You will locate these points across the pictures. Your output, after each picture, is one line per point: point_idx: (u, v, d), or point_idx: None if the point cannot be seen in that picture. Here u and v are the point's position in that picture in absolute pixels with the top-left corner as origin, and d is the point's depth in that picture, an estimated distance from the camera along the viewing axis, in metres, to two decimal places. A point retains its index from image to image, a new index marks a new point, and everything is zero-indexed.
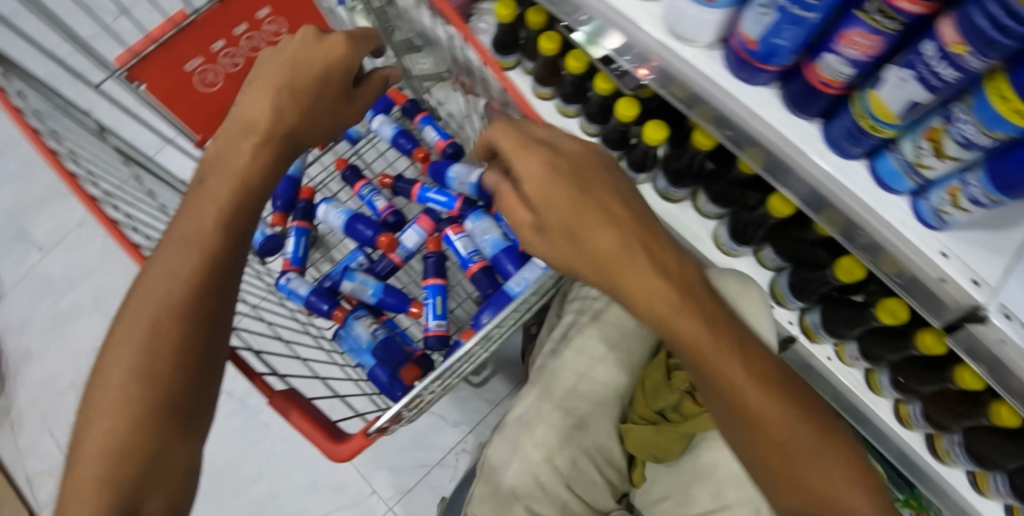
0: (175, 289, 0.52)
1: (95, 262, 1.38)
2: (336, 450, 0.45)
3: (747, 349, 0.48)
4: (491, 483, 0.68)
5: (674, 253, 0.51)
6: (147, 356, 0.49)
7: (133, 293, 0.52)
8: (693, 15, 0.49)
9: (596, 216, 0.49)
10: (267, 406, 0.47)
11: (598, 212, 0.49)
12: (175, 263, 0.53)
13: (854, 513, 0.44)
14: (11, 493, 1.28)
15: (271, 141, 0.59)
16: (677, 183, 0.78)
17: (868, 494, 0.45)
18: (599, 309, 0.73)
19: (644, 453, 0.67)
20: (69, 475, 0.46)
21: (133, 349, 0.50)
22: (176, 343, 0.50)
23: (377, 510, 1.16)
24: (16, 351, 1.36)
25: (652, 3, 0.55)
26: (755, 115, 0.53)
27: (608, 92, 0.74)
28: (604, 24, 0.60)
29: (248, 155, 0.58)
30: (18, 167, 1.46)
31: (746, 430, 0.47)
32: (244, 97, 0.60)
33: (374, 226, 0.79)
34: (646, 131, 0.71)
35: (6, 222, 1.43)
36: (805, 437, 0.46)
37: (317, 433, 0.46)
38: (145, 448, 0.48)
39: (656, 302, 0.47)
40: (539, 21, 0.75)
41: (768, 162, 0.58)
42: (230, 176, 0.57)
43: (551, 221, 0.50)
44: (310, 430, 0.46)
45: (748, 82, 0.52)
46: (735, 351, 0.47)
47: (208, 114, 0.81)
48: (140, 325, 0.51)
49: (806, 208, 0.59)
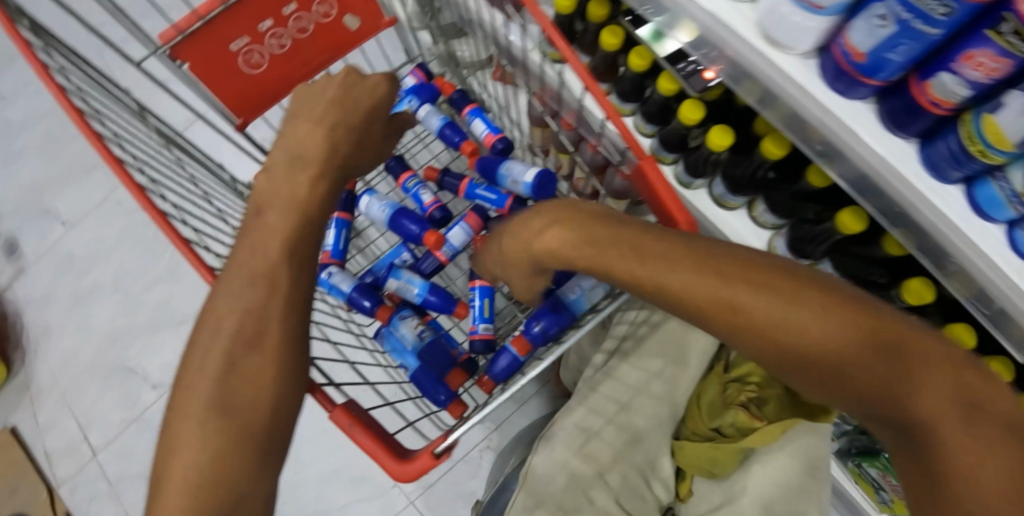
0: (252, 295, 0.49)
1: (118, 240, 1.36)
2: (400, 470, 0.45)
3: (785, 293, 0.46)
4: (537, 492, 0.68)
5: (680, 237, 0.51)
6: (238, 383, 0.47)
7: (206, 315, 0.50)
8: (797, 22, 0.45)
9: (603, 240, 0.53)
10: (329, 420, 0.47)
11: (605, 235, 0.53)
12: (250, 265, 0.51)
13: (940, 438, 0.39)
14: (31, 468, 1.27)
15: (327, 174, 0.56)
16: (735, 190, 0.73)
17: (956, 413, 0.39)
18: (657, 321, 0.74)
19: (697, 467, 0.68)
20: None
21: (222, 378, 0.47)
22: (259, 355, 0.48)
23: (398, 504, 1.13)
24: (37, 326, 1.35)
25: (745, 4, 0.52)
26: (847, 129, 0.50)
27: (671, 93, 0.69)
28: (679, 18, 0.56)
29: (306, 187, 0.54)
30: (44, 140, 1.44)
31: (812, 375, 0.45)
32: (305, 89, 0.57)
33: (421, 223, 0.76)
34: (711, 136, 0.68)
35: (30, 195, 1.42)
36: (865, 364, 0.42)
37: (383, 450, 0.46)
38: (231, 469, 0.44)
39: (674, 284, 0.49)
40: (601, 14, 0.71)
41: (853, 177, 0.55)
42: (290, 209, 0.53)
43: (571, 257, 0.54)
44: (372, 449, 0.46)
45: (844, 94, 0.49)
46: (768, 301, 0.46)
47: (248, 95, 0.75)
48: (221, 340, 0.48)
49: (883, 219, 0.56)
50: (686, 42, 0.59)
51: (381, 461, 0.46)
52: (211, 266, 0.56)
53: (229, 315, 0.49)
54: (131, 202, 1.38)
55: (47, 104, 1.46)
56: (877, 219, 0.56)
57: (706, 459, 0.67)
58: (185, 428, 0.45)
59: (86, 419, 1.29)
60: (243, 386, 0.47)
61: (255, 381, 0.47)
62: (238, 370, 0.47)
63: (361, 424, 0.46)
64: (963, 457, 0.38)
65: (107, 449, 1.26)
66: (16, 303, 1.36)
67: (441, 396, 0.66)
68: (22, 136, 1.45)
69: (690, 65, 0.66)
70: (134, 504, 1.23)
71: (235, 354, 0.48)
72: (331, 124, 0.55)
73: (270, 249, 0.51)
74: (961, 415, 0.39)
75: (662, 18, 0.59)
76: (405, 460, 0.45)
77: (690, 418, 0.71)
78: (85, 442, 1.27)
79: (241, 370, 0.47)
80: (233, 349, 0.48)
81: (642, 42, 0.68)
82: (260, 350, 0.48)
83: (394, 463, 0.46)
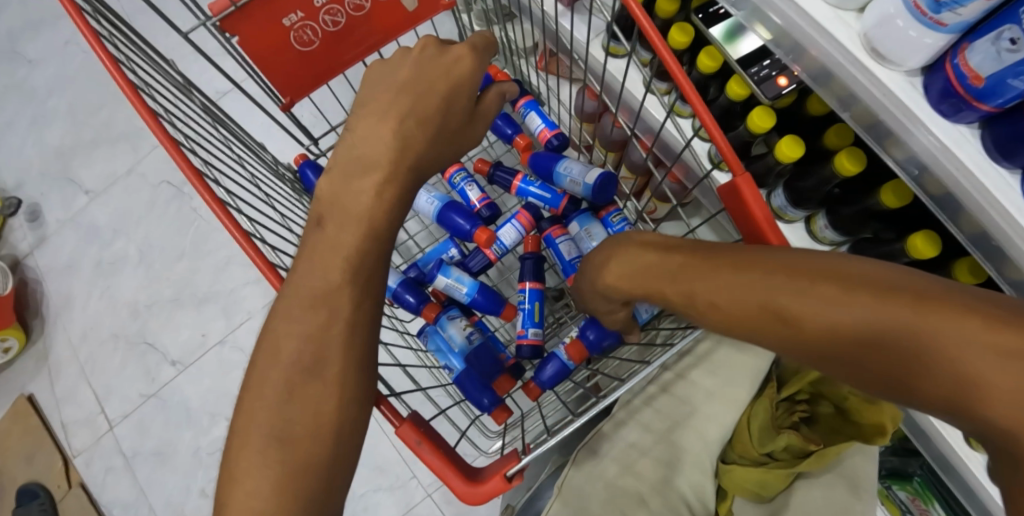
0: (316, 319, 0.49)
1: (142, 212, 1.34)
2: (471, 492, 0.54)
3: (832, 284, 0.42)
4: (574, 504, 0.70)
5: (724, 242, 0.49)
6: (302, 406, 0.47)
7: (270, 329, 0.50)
8: (912, 38, 0.44)
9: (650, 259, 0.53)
10: (397, 434, 0.55)
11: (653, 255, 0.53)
12: (317, 282, 0.50)
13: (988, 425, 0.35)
14: (46, 437, 1.26)
15: (397, 176, 0.53)
16: (797, 203, 0.70)
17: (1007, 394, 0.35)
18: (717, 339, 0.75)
19: (746, 490, 0.70)
20: None
21: (287, 400, 0.47)
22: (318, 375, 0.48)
23: (415, 496, 1.10)
24: (58, 295, 1.33)
25: (847, 12, 0.49)
26: (949, 154, 0.47)
27: (740, 98, 0.65)
28: (772, 14, 0.52)
29: (372, 196, 0.52)
30: (72, 106, 1.42)
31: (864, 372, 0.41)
32: (373, 78, 0.54)
33: (471, 220, 0.77)
34: (780, 146, 0.64)
35: (56, 160, 1.40)
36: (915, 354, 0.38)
37: (453, 474, 0.54)
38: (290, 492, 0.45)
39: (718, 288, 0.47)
40: (670, 9, 0.68)
41: (944, 198, 0.52)
42: (355, 222, 0.51)
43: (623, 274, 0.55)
44: (446, 468, 0.54)
45: (949, 117, 0.47)
46: (809, 298, 0.43)
47: (299, 72, 0.73)
48: (289, 359, 0.48)
49: (971, 246, 0.53)
50: (765, 40, 0.56)
51: (451, 483, 0.54)
52: (282, 274, 0.58)
53: (294, 334, 0.49)
54: (157, 174, 1.35)
55: (75, 69, 1.44)
56: (966, 247, 0.53)
57: (754, 483, 0.70)
58: (253, 447, 0.46)
59: (104, 392, 1.27)
60: (309, 412, 0.47)
61: (321, 406, 0.48)
62: (302, 392, 0.48)
63: (428, 442, 0.54)
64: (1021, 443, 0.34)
65: (124, 422, 1.25)
66: (38, 271, 1.35)
67: (485, 400, 0.70)
68: (50, 101, 1.43)
69: (765, 70, 0.62)
70: (148, 479, 1.22)
71: (300, 376, 0.48)
72: (394, 112, 0.53)
73: (335, 258, 0.51)
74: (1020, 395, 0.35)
75: (744, 14, 0.55)
76: (477, 483, 0.54)
77: (738, 441, 0.72)
78: (102, 415, 1.26)
79: (304, 394, 0.48)
80: (297, 371, 0.48)
81: (713, 41, 0.64)
82: (323, 374, 0.48)
83: (464, 485, 0.54)
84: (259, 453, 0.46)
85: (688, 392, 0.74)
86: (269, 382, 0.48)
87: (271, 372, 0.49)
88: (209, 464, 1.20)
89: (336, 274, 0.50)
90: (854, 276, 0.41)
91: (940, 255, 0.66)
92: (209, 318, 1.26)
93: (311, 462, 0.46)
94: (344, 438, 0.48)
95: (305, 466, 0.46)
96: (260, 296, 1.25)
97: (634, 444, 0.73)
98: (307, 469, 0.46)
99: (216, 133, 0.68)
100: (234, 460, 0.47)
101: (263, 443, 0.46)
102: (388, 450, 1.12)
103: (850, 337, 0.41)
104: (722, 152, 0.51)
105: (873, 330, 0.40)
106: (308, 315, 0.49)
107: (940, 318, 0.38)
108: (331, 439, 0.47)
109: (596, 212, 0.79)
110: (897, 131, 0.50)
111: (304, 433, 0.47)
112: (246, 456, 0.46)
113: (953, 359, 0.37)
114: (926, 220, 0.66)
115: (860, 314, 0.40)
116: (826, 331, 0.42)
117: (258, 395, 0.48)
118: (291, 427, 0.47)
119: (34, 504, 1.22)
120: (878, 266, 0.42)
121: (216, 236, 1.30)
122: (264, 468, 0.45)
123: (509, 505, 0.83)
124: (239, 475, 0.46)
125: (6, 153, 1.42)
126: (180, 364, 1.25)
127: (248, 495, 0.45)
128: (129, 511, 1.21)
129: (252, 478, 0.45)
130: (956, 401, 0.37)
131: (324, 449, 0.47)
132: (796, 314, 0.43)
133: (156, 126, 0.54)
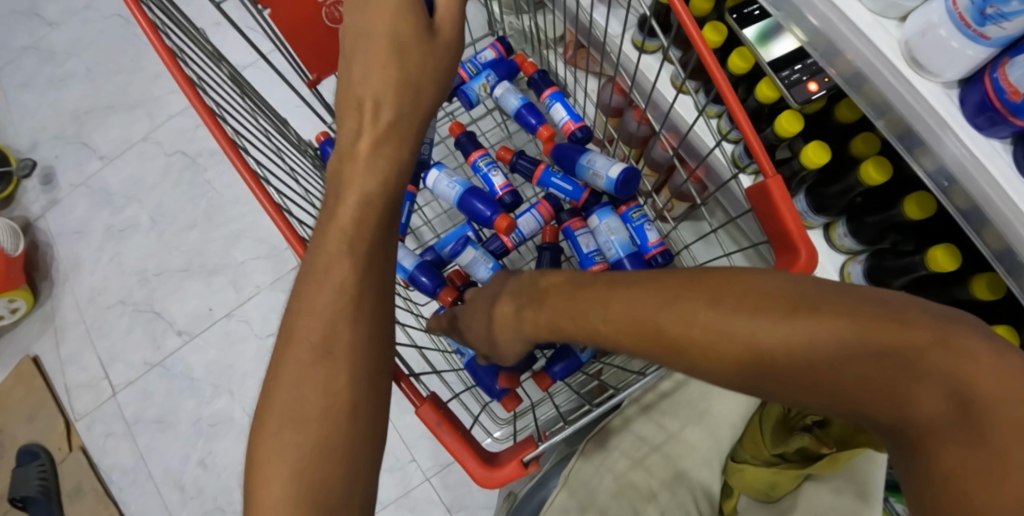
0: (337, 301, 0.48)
1: (156, 180, 1.34)
2: (487, 475, 0.54)
3: (801, 306, 0.39)
4: (580, 496, 0.73)
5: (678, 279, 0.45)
6: (326, 388, 0.46)
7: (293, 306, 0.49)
8: (954, 49, 0.45)
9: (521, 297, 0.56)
10: (417, 414, 0.57)
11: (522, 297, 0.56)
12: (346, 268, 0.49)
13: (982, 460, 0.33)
14: (49, 399, 1.27)
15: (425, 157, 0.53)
16: (819, 210, 0.72)
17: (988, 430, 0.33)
18: None
19: (755, 489, 0.72)
20: (257, 497, 0.44)
21: (308, 381, 0.47)
22: (350, 352, 0.48)
23: (414, 479, 1.11)
24: (67, 258, 1.34)
25: (889, 20, 0.49)
26: (979, 167, 0.48)
27: (770, 101, 0.66)
28: (811, 18, 0.52)
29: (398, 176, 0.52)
30: (90, 69, 1.41)
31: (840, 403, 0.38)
32: None
33: (492, 207, 0.80)
34: (806, 152, 0.64)
35: (71, 123, 1.40)
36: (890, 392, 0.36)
37: (471, 457, 0.55)
38: (320, 466, 0.44)
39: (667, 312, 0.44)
40: (705, 7, 0.68)
41: (973, 214, 0.52)
42: (380, 202, 0.51)
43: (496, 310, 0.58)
44: (465, 452, 0.55)
45: (983, 131, 0.47)
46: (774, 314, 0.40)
47: (327, 46, 0.72)
48: (309, 339, 0.48)
49: (996, 262, 0.53)
50: (800, 42, 0.55)
51: (467, 463, 0.55)
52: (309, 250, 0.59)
53: (317, 311, 0.48)
54: (172, 143, 1.35)
55: (95, 33, 1.43)
56: (991, 262, 0.53)
57: (765, 483, 0.71)
58: (279, 428, 0.45)
59: (108, 357, 1.28)
60: (331, 394, 0.46)
61: (347, 388, 0.47)
62: (327, 372, 0.47)
63: (448, 424, 0.55)
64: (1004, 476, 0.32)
65: (127, 389, 1.26)
66: (47, 233, 1.35)
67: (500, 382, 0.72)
68: (69, 63, 1.43)
69: (795, 74, 0.62)
70: (149, 446, 1.22)
71: (323, 356, 0.47)
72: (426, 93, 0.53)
73: (369, 237, 0.51)
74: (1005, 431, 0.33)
75: (781, 14, 0.55)
76: (494, 467, 0.54)
77: (751, 443, 0.74)
78: (105, 380, 1.27)
79: (329, 375, 0.47)
80: (322, 351, 0.47)
81: (746, 42, 0.64)
82: (351, 354, 0.48)
83: (481, 468, 0.54)
84: (281, 432, 0.45)
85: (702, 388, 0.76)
86: (291, 360, 0.48)
87: (292, 351, 0.48)
88: (210, 435, 1.21)
89: (363, 253, 0.50)
90: (822, 300, 0.39)
91: (959, 270, 0.67)
92: (217, 290, 1.26)
93: (333, 448, 0.45)
94: (368, 424, 0.47)
95: (326, 450, 0.45)
96: (269, 271, 1.26)
97: (645, 438, 0.76)
98: (329, 453, 0.45)
99: (244, 104, 0.68)
100: (259, 439, 0.46)
101: (284, 423, 0.46)
102: (389, 432, 1.13)
103: (749, 363, 0.40)
104: (756, 156, 0.52)
105: (776, 351, 0.39)
106: (325, 296, 0.49)
107: (917, 362, 0.35)
108: (362, 419, 0.47)
109: (617, 206, 0.81)
110: (930, 143, 0.50)
111: (328, 415, 0.46)
112: (268, 433, 0.46)
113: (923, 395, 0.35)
114: (947, 234, 0.67)
115: (817, 343, 0.38)
116: (796, 368, 0.39)
117: (277, 375, 0.48)
118: (313, 409, 0.46)
119: (34, 465, 1.22)
120: (842, 294, 0.39)
121: (228, 209, 1.30)
122: (286, 450, 0.44)
123: (512, 493, 0.85)
124: (261, 456, 0.45)
125: (22, 114, 1.42)
126: (186, 334, 1.26)
127: (268, 474, 0.44)
128: (129, 476, 1.22)
129: (279, 461, 0.44)
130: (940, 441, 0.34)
131: (342, 432, 0.46)
132: (686, 336, 0.43)
133: (193, 95, 0.55)
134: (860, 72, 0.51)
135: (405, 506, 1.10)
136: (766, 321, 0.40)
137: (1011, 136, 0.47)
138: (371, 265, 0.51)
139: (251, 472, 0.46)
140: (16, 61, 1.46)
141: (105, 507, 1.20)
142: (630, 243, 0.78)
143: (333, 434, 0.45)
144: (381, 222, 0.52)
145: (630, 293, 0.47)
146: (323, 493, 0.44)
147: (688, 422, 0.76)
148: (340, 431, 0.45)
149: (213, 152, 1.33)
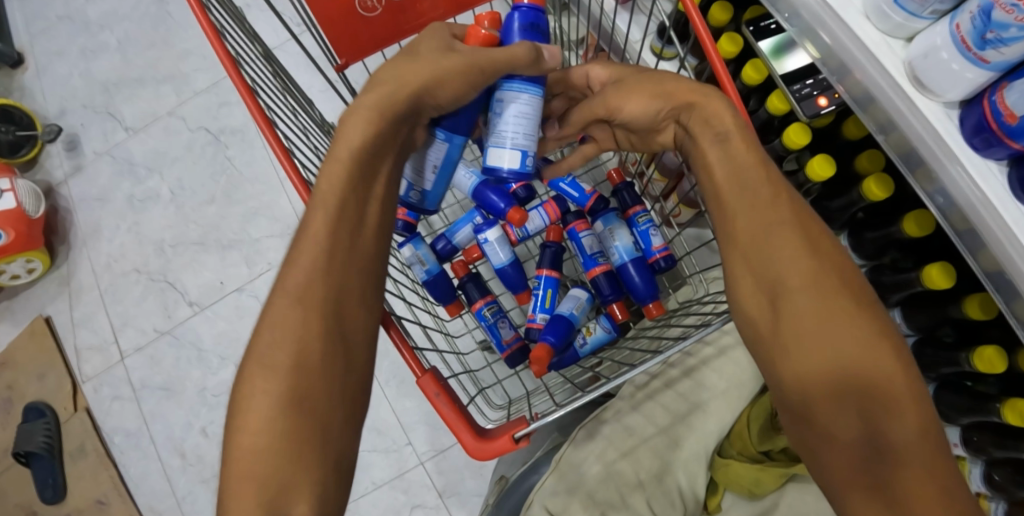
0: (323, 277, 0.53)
1: (179, 152, 1.37)
2: (480, 448, 0.57)
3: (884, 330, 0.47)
4: (568, 480, 0.76)
5: (826, 245, 0.50)
6: (301, 337, 0.51)
7: (285, 269, 0.54)
8: (954, 70, 0.47)
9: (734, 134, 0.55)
10: (418, 384, 0.60)
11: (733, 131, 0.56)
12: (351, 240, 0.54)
13: (907, 480, 0.42)
14: (59, 359, 1.30)
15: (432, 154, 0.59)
16: (821, 224, 0.76)
17: (930, 474, 0.42)
18: (727, 344, 0.80)
19: (739, 485, 0.76)
20: (230, 437, 0.48)
21: (283, 328, 0.51)
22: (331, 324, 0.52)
23: (409, 462, 1.13)
24: (86, 224, 1.37)
25: (897, 41, 0.52)
26: (975, 188, 0.50)
27: (779, 112, 0.67)
28: (823, 29, 0.54)
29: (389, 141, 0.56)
30: (121, 42, 1.45)
31: (848, 390, 0.45)
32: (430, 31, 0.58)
33: (507, 199, 0.83)
34: (812, 164, 0.66)
35: (99, 93, 1.43)
36: (890, 409, 0.44)
37: (466, 431, 0.58)
38: (289, 417, 0.48)
39: (793, 252, 0.49)
40: (722, 18, 0.70)
41: (968, 236, 0.54)
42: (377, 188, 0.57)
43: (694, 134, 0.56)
44: (462, 427, 0.58)
45: (980, 152, 0.50)
46: (863, 313, 0.47)
47: (358, 42, 0.71)
48: (297, 300, 0.52)
49: (989, 283, 0.55)
50: (812, 58, 0.58)
51: (462, 437, 0.58)
52: None
53: (306, 265, 0.53)
54: (195, 118, 1.38)
55: (128, 8, 1.47)
56: (981, 280, 0.55)
57: (749, 480, 0.75)
58: (246, 378, 0.50)
59: (120, 323, 1.31)
60: (305, 343, 0.51)
61: (319, 339, 0.51)
62: (306, 321, 0.51)
63: (446, 395, 0.59)
64: (914, 490, 0.42)
65: (136, 355, 1.29)
66: (69, 199, 1.39)
67: (502, 172, 0.64)
68: (101, 36, 1.47)
69: (806, 88, 0.64)
70: (153, 412, 1.26)
71: (313, 309, 0.52)
72: None
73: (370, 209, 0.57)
74: (937, 482, 0.42)
75: (795, 29, 0.57)
76: (486, 440, 0.57)
77: (738, 438, 0.79)
78: (115, 345, 1.30)
79: (311, 327, 0.51)
80: (297, 298, 0.52)
81: (760, 55, 0.67)
82: (322, 304, 0.52)
83: (474, 441, 0.57)
84: (256, 378, 0.50)
85: (696, 393, 0.79)
86: (264, 317, 0.52)
87: (275, 304, 0.52)
88: (213, 405, 1.24)
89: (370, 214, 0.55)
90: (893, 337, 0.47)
91: (954, 290, 0.69)
92: (231, 264, 1.29)
93: (305, 399, 0.49)
94: (339, 377, 0.52)
95: (293, 404, 0.49)
96: (282, 249, 1.28)
97: (635, 429, 0.78)
98: (297, 406, 0.49)
99: (277, 83, 0.72)
100: (237, 390, 0.50)
101: (258, 368, 0.50)
102: (388, 416, 1.15)
103: (816, 316, 0.47)
104: (761, 164, 0.54)
105: (851, 349, 0.46)
106: (312, 267, 0.53)
107: (919, 413, 0.44)
108: (336, 373, 0.51)
109: (624, 212, 0.84)
110: (932, 165, 0.52)
111: (298, 364, 0.50)
112: (247, 374, 0.50)
113: (905, 427, 0.44)
114: (944, 254, 0.69)
115: (869, 354, 0.45)
116: (846, 345, 0.46)
117: (270, 336, 0.51)
118: (281, 360, 0.50)
119: (39, 422, 1.25)
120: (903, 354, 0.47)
121: (246, 187, 1.33)
122: (257, 396, 0.49)
123: (503, 477, 0.87)
124: (241, 397, 0.49)
125: (52, 81, 1.46)
126: (197, 305, 1.29)
127: (241, 421, 0.48)
128: (131, 440, 1.25)
129: (253, 407, 0.48)
130: (889, 455, 0.43)
131: (324, 384, 0.51)
132: (793, 278, 0.49)
133: (235, 72, 0.60)
134: (868, 91, 0.54)
135: (399, 487, 1.13)
136: (864, 329, 0.46)
137: (1007, 159, 0.49)
138: (350, 223, 0.55)
139: (231, 414, 0.50)
140: (50, 30, 1.49)
141: (106, 469, 1.24)
142: (634, 250, 0.81)
143: (316, 394, 0.50)
144: (368, 194, 0.57)
145: (776, 212, 0.51)
146: (298, 446, 0.48)
147: (679, 418, 0.78)
148: (309, 389, 0.50)
149: (235, 130, 1.36)
